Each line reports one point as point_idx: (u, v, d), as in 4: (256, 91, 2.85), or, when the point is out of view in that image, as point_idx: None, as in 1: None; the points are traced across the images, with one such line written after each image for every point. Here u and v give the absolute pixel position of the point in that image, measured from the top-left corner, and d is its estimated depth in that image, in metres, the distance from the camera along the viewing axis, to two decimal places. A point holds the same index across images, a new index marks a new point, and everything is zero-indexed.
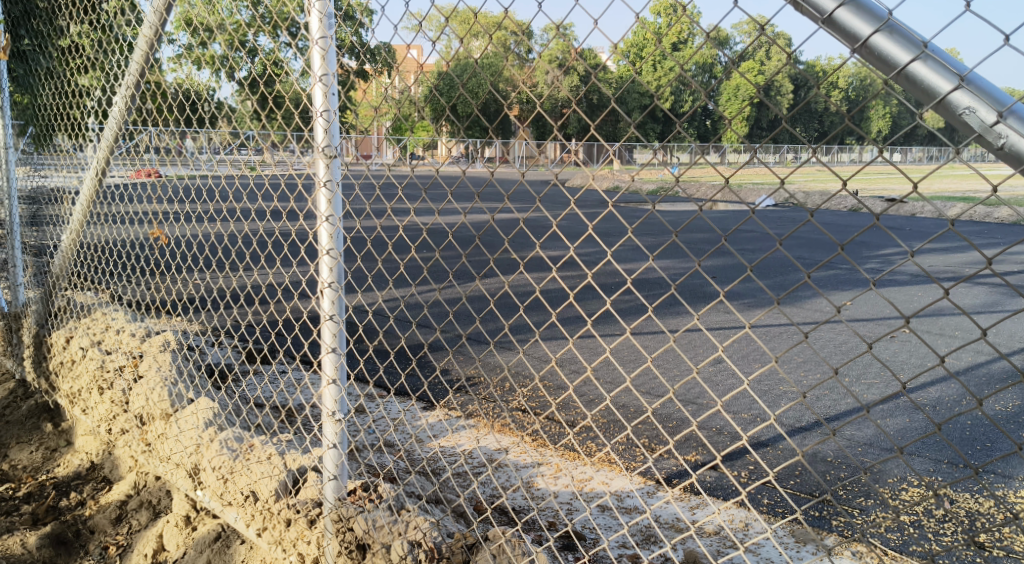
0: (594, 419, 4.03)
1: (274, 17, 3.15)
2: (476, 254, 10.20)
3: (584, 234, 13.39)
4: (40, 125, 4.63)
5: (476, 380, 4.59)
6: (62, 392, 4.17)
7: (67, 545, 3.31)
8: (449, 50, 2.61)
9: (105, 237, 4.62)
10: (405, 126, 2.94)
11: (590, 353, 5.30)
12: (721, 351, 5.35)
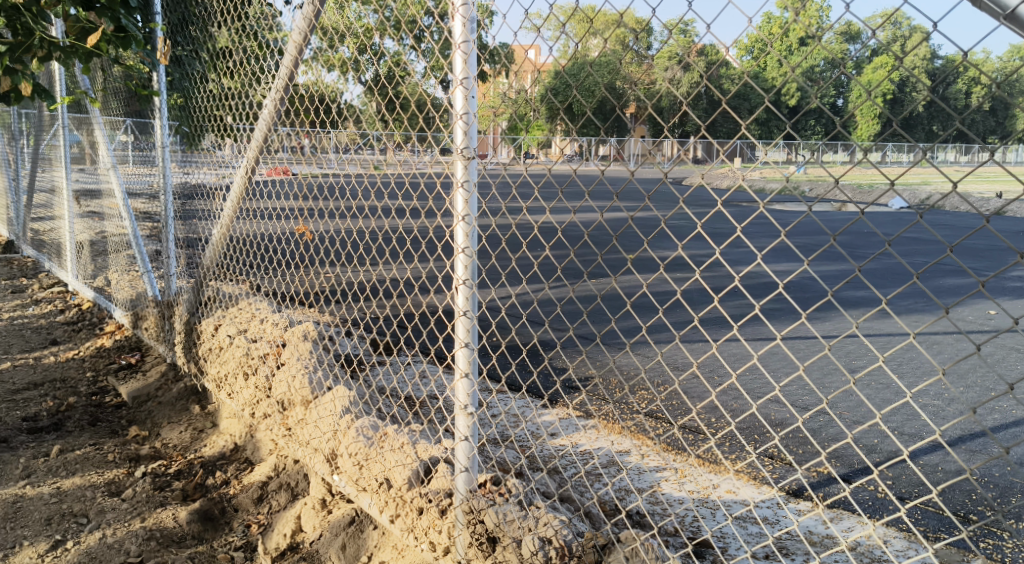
0: (736, 427, 3.98)
1: (393, 18, 3.31)
2: (610, 254, 10.25)
3: (727, 235, 13.23)
4: (194, 126, 4.99)
5: (616, 381, 4.62)
6: (209, 376, 4.45)
7: (213, 521, 3.54)
8: (569, 49, 2.62)
9: (252, 231, 4.88)
10: (520, 126, 2.93)
11: (736, 359, 5.24)
12: (881, 361, 5.17)
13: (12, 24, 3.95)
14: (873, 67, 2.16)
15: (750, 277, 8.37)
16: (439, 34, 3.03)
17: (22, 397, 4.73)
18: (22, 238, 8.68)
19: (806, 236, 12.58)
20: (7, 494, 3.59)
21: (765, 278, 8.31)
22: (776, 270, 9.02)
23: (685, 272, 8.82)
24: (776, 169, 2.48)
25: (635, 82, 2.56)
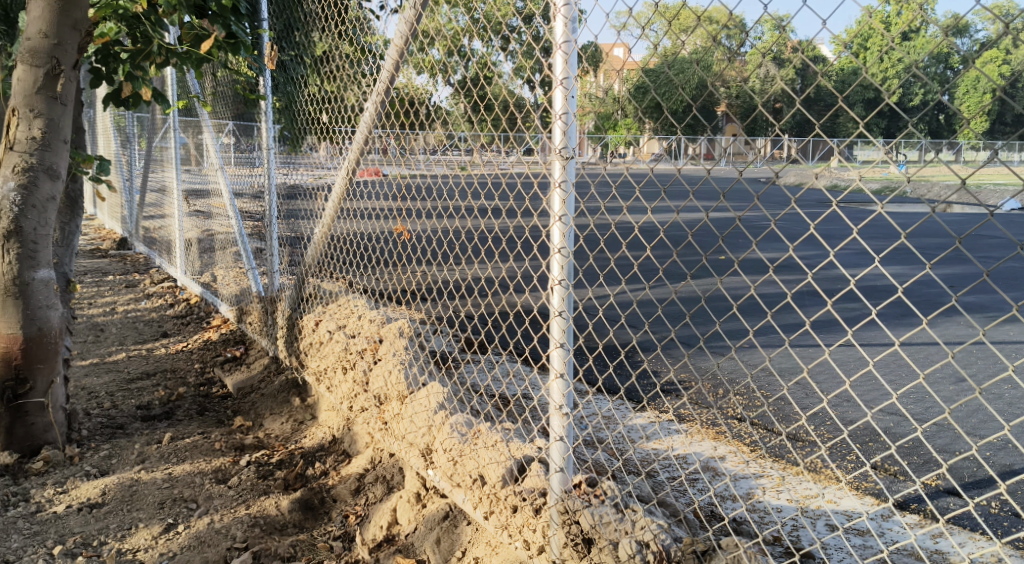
0: (848, 436, 3.88)
1: (483, 21, 3.39)
2: (708, 255, 10.10)
3: (836, 236, 12.84)
4: (297, 128, 5.18)
5: (722, 385, 4.56)
6: (310, 369, 4.60)
7: (313, 511, 3.65)
8: (658, 47, 2.61)
9: (352, 230, 5.00)
10: (607, 125, 2.88)
11: (851, 364, 5.10)
12: (1012, 370, 4.93)
13: (132, 32, 4.16)
14: (984, 60, 2.04)
15: (866, 279, 8.10)
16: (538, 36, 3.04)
17: (137, 386, 5.00)
18: (135, 236, 9.17)
19: (924, 238, 12.08)
20: (124, 477, 3.79)
21: (880, 281, 8.03)
22: (894, 273, 8.70)
23: (797, 275, 8.61)
24: (871, 169, 2.39)
25: (728, 79, 2.50)
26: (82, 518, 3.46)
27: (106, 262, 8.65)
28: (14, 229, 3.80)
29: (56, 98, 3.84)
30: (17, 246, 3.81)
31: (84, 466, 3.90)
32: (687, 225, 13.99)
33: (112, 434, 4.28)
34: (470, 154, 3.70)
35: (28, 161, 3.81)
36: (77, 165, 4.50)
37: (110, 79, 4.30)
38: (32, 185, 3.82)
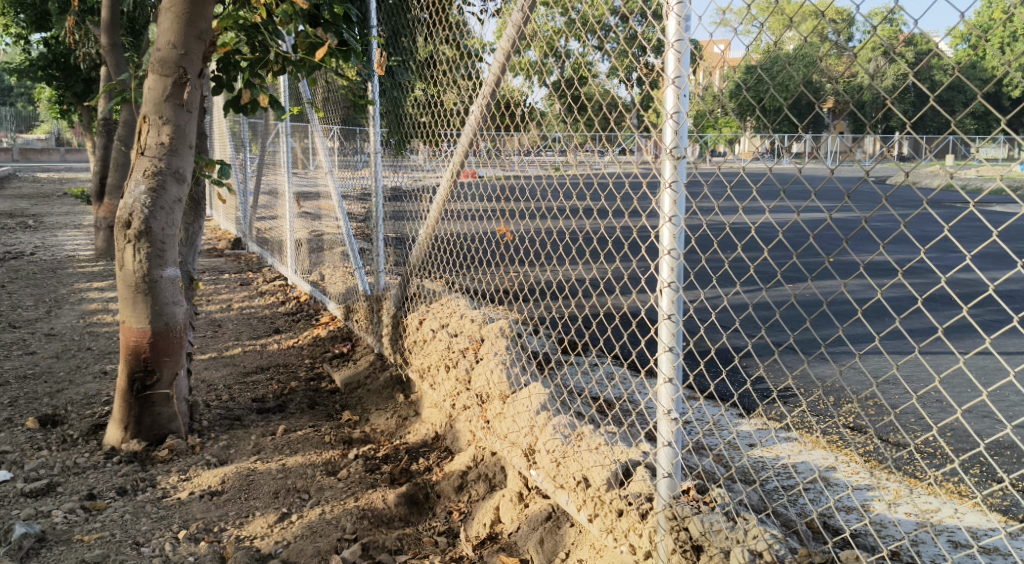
0: (985, 448, 3.73)
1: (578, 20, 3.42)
2: (819, 257, 9.77)
3: (960, 238, 12.22)
4: (402, 131, 5.31)
5: (836, 394, 4.43)
6: (414, 366, 4.70)
7: (418, 505, 3.74)
8: (761, 44, 2.53)
9: (456, 230, 5.05)
10: (707, 123, 2.80)
11: (986, 374, 4.88)
12: None
13: (250, 41, 4.33)
14: None
15: (1006, 283, 7.69)
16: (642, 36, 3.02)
17: (252, 379, 5.22)
18: (248, 236, 9.59)
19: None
20: (241, 467, 3.97)
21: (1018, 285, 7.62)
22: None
23: (927, 279, 8.26)
24: (994, 168, 2.22)
25: (834, 76, 2.42)
26: (204, 505, 3.64)
27: (222, 261, 9.07)
28: (145, 229, 4.02)
29: (183, 106, 4.05)
30: (146, 246, 4.04)
31: (205, 455, 4.11)
32: (794, 226, 13.60)
33: (230, 425, 4.49)
34: (565, 154, 3.71)
35: (157, 165, 4.04)
36: (201, 170, 4.73)
37: (230, 87, 4.50)
38: (160, 188, 4.05)
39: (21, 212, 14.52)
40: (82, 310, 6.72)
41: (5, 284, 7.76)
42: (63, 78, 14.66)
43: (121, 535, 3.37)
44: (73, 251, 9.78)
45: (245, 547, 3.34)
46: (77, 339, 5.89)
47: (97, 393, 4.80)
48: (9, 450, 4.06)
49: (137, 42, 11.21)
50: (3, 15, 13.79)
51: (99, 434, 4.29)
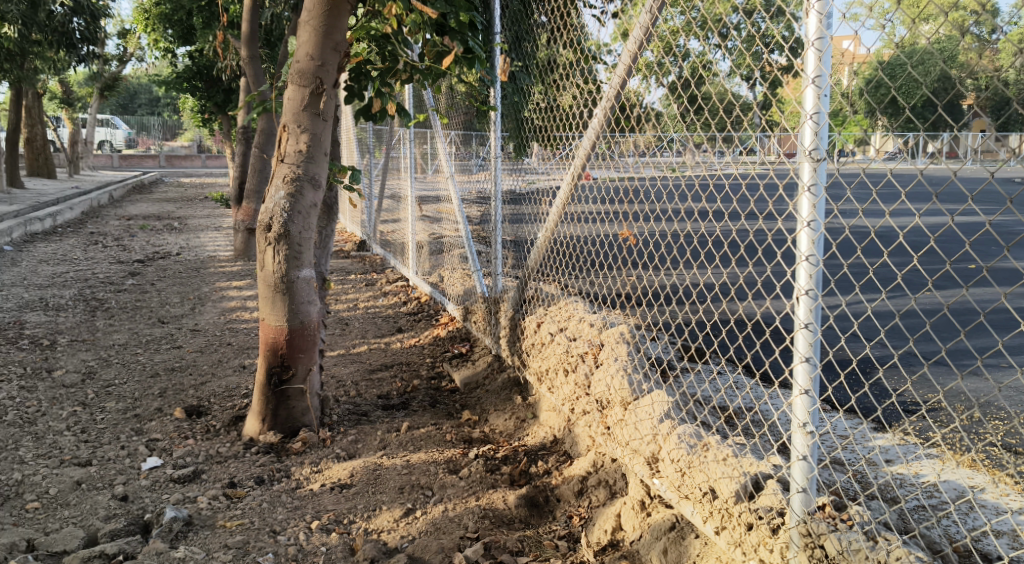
0: None
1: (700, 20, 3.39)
2: (961, 265, 9.22)
3: None
4: (522, 135, 5.37)
5: (980, 412, 4.18)
6: (532, 369, 4.73)
7: (539, 508, 3.76)
8: (894, 38, 2.44)
9: (574, 233, 5.04)
10: (835, 123, 2.70)
11: None
12: None
13: (381, 51, 4.45)
14: None
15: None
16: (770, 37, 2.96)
17: (377, 376, 5.40)
18: (372, 238, 9.92)
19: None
20: (368, 461, 4.11)
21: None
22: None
23: None
24: None
25: (976, 70, 2.29)
26: (335, 496, 3.79)
27: (348, 262, 9.42)
28: (283, 232, 4.23)
29: (319, 115, 4.23)
30: (285, 248, 4.25)
31: (335, 448, 4.28)
32: (931, 230, 12.89)
33: (358, 420, 4.66)
34: (683, 155, 3.66)
35: (295, 172, 4.24)
36: (334, 175, 4.93)
37: (361, 96, 4.63)
38: (298, 193, 4.24)
39: (167, 215, 15.53)
40: (222, 308, 7.13)
41: (154, 281, 8.32)
42: (205, 89, 15.62)
43: (259, 522, 3.55)
44: (213, 251, 10.39)
45: (373, 540, 3.45)
46: (218, 334, 6.25)
47: (236, 386, 5.08)
48: (159, 438, 4.35)
49: (271, 53, 11.80)
50: (154, 31, 14.81)
51: (239, 425, 4.54)
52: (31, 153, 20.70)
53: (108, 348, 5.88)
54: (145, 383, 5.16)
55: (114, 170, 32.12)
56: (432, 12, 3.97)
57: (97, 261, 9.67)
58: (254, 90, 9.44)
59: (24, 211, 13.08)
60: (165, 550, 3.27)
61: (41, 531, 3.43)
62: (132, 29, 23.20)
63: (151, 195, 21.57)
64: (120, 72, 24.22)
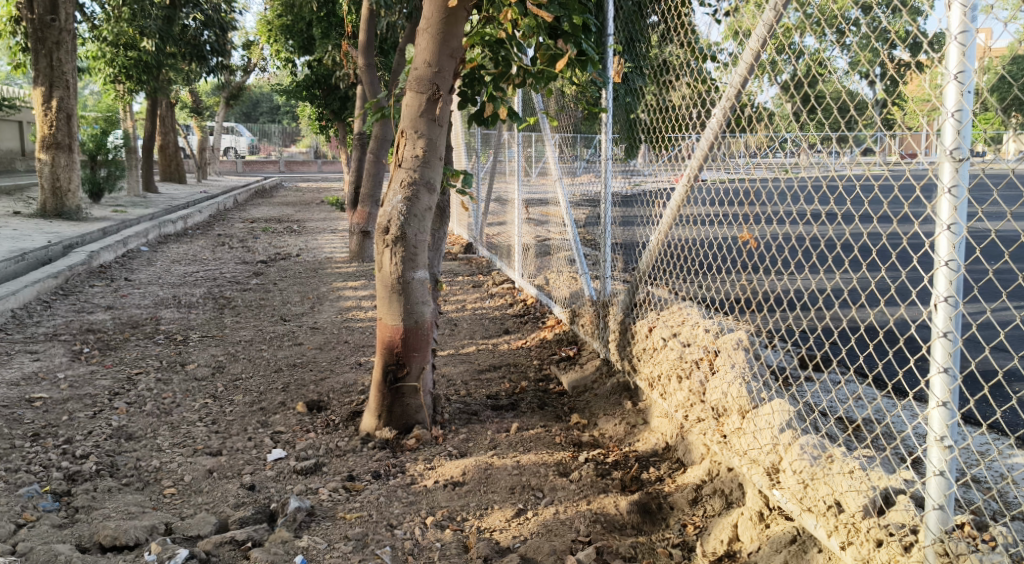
0: None
1: (818, 15, 3.32)
2: None
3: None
4: (633, 137, 5.32)
5: None
6: (643, 374, 4.67)
7: (651, 515, 3.71)
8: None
9: (688, 237, 4.95)
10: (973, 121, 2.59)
11: None
12: None
13: (494, 56, 4.42)
14: None
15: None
16: (896, 33, 2.87)
17: (486, 377, 5.46)
18: (479, 240, 10.04)
19: None
20: (480, 461, 4.15)
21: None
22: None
23: None
24: None
25: None
26: (448, 494, 3.85)
27: (456, 264, 9.56)
28: (400, 235, 4.33)
29: (435, 121, 4.31)
30: (402, 250, 4.35)
31: (447, 446, 4.36)
32: None
33: (468, 420, 4.72)
34: (798, 155, 3.57)
35: (413, 176, 4.33)
36: (448, 179, 5.01)
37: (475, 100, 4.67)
38: (414, 198, 4.34)
39: (287, 218, 16.20)
40: (339, 307, 7.38)
41: (275, 281, 8.70)
42: (323, 97, 16.22)
43: (377, 516, 3.65)
44: (329, 253, 10.77)
45: (486, 539, 3.49)
46: (335, 332, 6.47)
47: (354, 383, 5.24)
48: (283, 430, 4.54)
49: (385, 61, 12.15)
50: (276, 42, 15.50)
51: (356, 420, 4.68)
52: (165, 160, 21.99)
53: (235, 343, 6.19)
54: (269, 377, 5.40)
55: (238, 176, 33.75)
56: (548, 15, 3.96)
57: (224, 261, 10.18)
58: (370, 97, 9.73)
59: (158, 214, 13.92)
60: (290, 539, 3.40)
61: (177, 515, 3.63)
62: (257, 41, 24.37)
63: (272, 199, 22.54)
64: (245, 82, 25.45)
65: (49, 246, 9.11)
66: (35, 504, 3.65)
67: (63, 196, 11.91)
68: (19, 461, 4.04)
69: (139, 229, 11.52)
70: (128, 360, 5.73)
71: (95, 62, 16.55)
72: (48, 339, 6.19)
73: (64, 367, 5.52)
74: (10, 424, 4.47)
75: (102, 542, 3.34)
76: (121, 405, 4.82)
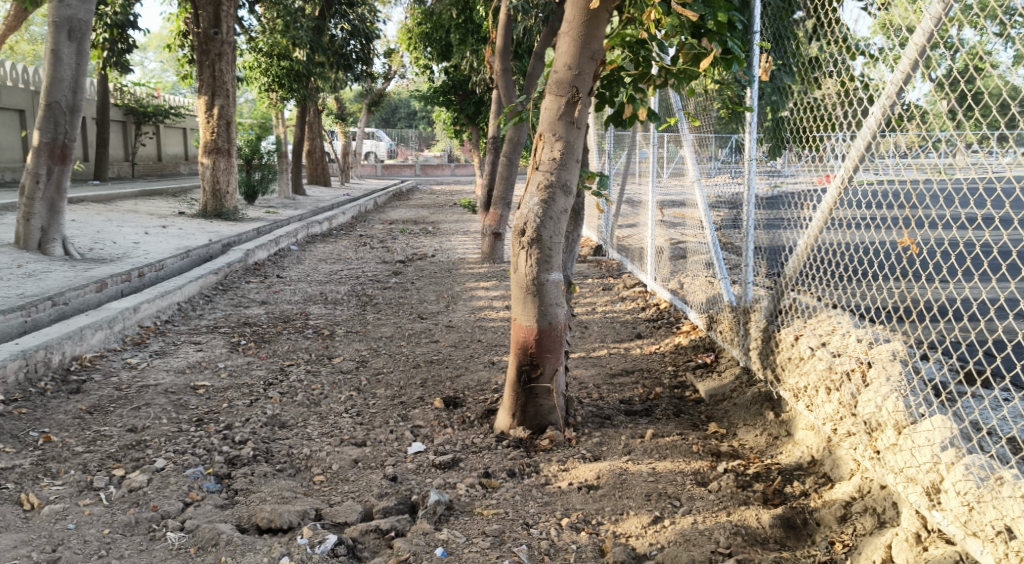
0: None
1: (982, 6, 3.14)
2: None
3: None
4: (778, 137, 5.14)
5: None
6: (787, 385, 4.48)
7: (795, 530, 3.55)
8: None
9: (839, 242, 4.74)
10: None
11: None
12: None
13: (635, 57, 4.41)
14: None
15: None
16: None
17: (619, 381, 5.41)
18: (609, 243, 9.96)
19: None
20: (615, 465, 4.12)
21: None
22: None
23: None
24: None
25: None
26: (583, 496, 3.84)
27: (585, 266, 9.53)
28: (536, 237, 4.35)
29: (573, 123, 4.31)
30: (537, 252, 4.37)
31: (581, 449, 4.35)
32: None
33: (602, 423, 4.69)
34: (959, 156, 3.36)
35: (549, 179, 4.34)
36: (584, 181, 4.99)
37: (613, 102, 4.63)
38: (551, 200, 4.35)
39: (422, 220, 16.66)
40: (472, 307, 7.51)
41: (413, 280, 8.96)
42: (459, 102, 16.61)
43: (513, 514, 3.69)
44: (462, 254, 10.99)
45: (623, 544, 3.46)
46: (469, 331, 6.59)
47: (488, 381, 5.32)
48: (422, 424, 4.66)
49: (521, 65, 12.31)
50: (415, 49, 16.02)
51: (490, 418, 4.75)
52: (311, 164, 23.08)
53: (377, 339, 6.42)
54: (408, 372, 5.57)
55: (377, 179, 35.10)
56: (692, 15, 3.86)
57: (365, 261, 10.59)
58: (504, 101, 9.85)
59: (305, 215, 14.64)
60: (431, 532, 3.50)
61: (326, 501, 3.80)
62: (397, 49, 25.25)
63: (408, 201, 23.24)
64: (386, 89, 26.39)
65: (210, 244, 9.76)
66: (200, 484, 3.92)
67: (222, 198, 12.74)
68: (185, 444, 4.35)
69: (288, 229, 12.16)
70: (280, 352, 6.05)
71: (252, 72, 17.58)
72: (209, 331, 6.64)
73: (224, 357, 5.90)
74: (178, 409, 4.82)
75: (259, 524, 3.56)
76: (275, 395, 5.10)
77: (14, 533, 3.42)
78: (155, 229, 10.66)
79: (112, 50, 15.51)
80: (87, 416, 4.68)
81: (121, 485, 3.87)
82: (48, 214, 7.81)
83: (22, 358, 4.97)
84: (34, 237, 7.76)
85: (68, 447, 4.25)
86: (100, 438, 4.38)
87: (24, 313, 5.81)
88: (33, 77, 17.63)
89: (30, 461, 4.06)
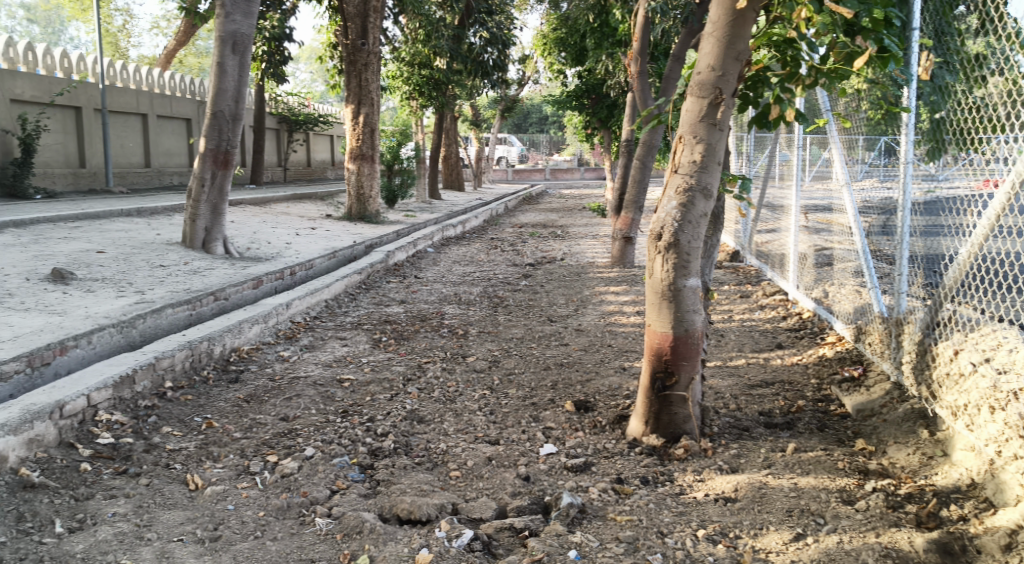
0: None
1: None
2: None
3: None
4: (935, 139, 4.87)
5: None
6: (944, 403, 4.25)
7: (953, 557, 3.35)
8: None
9: (1005, 252, 4.44)
10: None
11: None
12: None
13: (781, 57, 4.30)
14: None
15: None
16: None
17: (758, 392, 5.24)
18: (747, 249, 9.69)
19: None
20: (753, 478, 4.00)
21: None
22: None
23: None
24: None
25: None
26: (720, 509, 3.75)
27: (722, 272, 9.30)
28: (673, 241, 4.28)
29: (716, 125, 4.20)
30: (674, 257, 4.29)
31: (717, 460, 4.25)
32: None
33: (739, 435, 4.57)
34: None
35: (689, 182, 4.26)
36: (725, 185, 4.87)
37: (758, 103, 4.51)
38: (689, 204, 4.26)
39: (552, 224, 16.77)
40: (603, 311, 7.47)
41: (544, 283, 9.02)
42: (592, 106, 16.58)
43: (647, 521, 3.65)
44: (592, 258, 10.97)
45: (762, 560, 3.36)
46: (600, 336, 6.57)
47: (619, 387, 5.28)
48: (554, 427, 4.69)
49: (658, 67, 12.16)
50: (550, 55, 16.13)
51: (622, 424, 4.72)
52: (446, 169, 23.67)
53: (509, 340, 6.51)
54: (540, 374, 5.61)
55: (508, 183, 35.65)
56: (845, 11, 3.73)
57: (497, 263, 10.75)
58: (640, 104, 9.72)
59: (439, 218, 15.04)
60: (564, 533, 3.52)
61: (462, 497, 3.89)
62: (532, 55, 25.55)
63: (539, 205, 23.38)
64: (519, 95, 26.72)
65: (354, 246, 10.20)
66: (345, 474, 4.11)
67: (365, 202, 13.29)
68: (332, 434, 4.56)
69: (425, 232, 12.52)
70: (417, 349, 6.25)
71: (394, 81, 18.22)
72: (353, 327, 6.93)
73: (366, 353, 6.15)
74: (325, 401, 5.06)
75: (399, 515, 3.69)
76: (413, 390, 5.27)
77: (181, 510, 3.70)
78: (304, 231, 11.24)
79: (269, 61, 16.55)
80: (244, 404, 4.99)
81: (274, 471, 4.10)
82: (211, 216, 8.44)
83: (189, 348, 5.36)
84: (199, 237, 8.43)
85: (228, 433, 4.55)
86: (256, 425, 4.66)
87: (190, 306, 6.26)
88: (198, 88, 18.97)
89: (195, 444, 4.38)
